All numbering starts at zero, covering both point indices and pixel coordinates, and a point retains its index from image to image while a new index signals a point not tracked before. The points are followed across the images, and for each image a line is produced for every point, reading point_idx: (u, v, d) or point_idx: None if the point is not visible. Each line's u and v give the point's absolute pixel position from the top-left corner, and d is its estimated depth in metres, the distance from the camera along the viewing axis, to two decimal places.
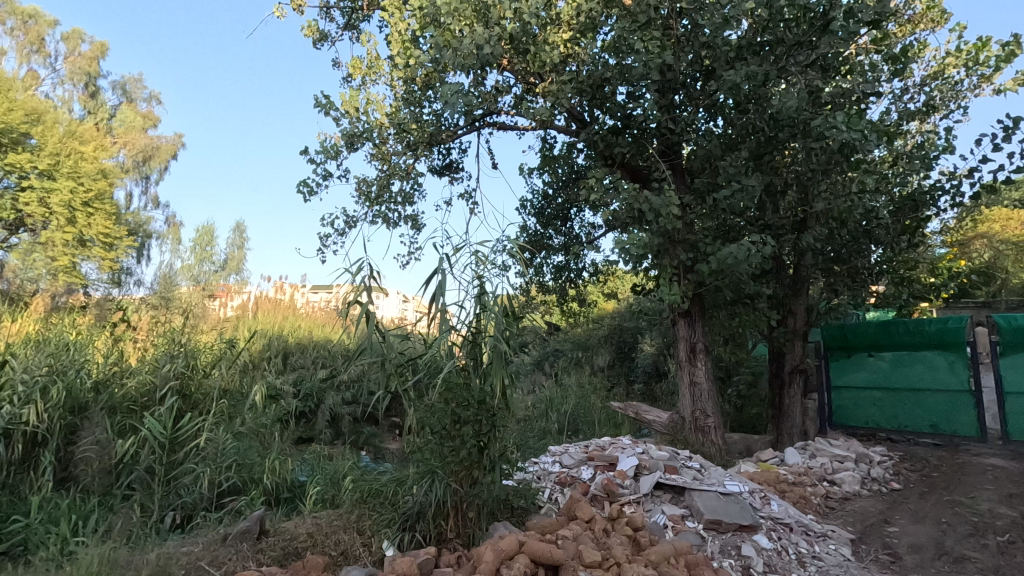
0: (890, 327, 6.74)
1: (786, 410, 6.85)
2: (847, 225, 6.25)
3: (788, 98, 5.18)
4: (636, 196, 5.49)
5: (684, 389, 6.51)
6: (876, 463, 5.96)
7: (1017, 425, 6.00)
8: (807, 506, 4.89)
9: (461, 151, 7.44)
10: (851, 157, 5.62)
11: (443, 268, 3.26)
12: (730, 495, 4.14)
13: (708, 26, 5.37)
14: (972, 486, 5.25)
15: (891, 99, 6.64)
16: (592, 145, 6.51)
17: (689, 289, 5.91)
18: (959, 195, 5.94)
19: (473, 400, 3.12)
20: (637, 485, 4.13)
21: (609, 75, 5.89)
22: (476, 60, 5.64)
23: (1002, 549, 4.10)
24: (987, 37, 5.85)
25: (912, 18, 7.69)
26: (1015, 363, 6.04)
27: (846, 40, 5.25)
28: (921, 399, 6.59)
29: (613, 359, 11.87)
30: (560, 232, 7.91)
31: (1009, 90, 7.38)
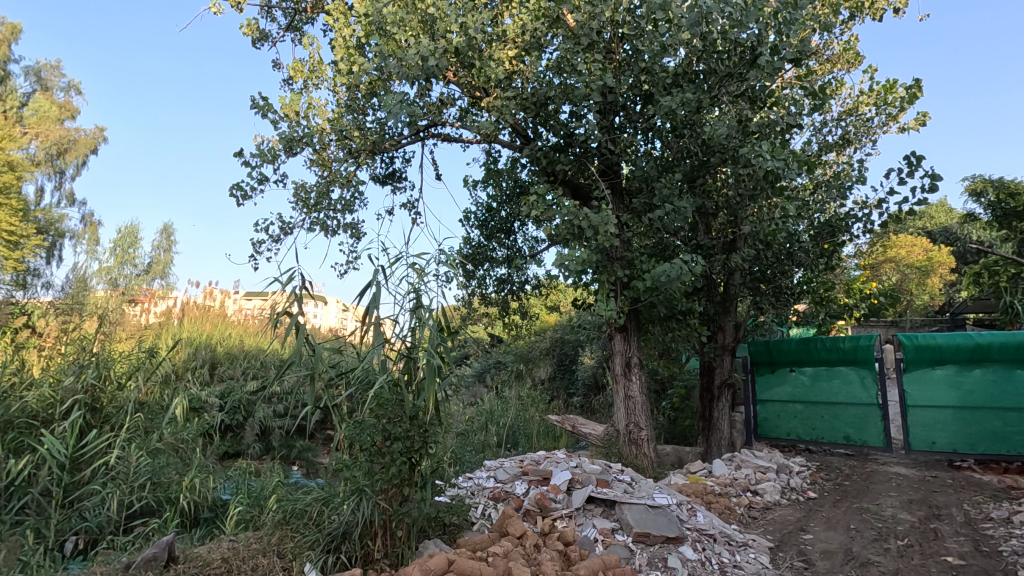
0: (809, 344, 7.04)
1: (715, 422, 7.11)
2: (772, 247, 6.48)
3: (719, 126, 5.36)
4: (577, 211, 5.53)
5: (619, 403, 6.57)
6: (795, 473, 6.18)
7: (918, 436, 6.25)
8: (731, 516, 4.97)
9: (405, 161, 7.26)
10: (775, 184, 5.87)
11: (378, 279, 2.95)
12: (659, 506, 3.70)
13: (648, 53, 5.55)
14: (877, 494, 5.53)
15: (813, 131, 7.11)
16: (535, 162, 6.56)
17: (624, 304, 6.00)
18: (870, 223, 6.38)
19: (405, 416, 2.80)
20: (571, 498, 3.69)
21: (553, 94, 5.92)
22: (420, 71, 5.53)
23: (902, 552, 4.18)
24: (893, 80, 6.36)
25: (830, 58, 8.33)
26: (916, 376, 6.28)
27: (771, 74, 5.52)
28: (837, 412, 6.87)
29: (554, 370, 11.99)
30: (504, 245, 7.85)
31: (911, 129, 8.10)
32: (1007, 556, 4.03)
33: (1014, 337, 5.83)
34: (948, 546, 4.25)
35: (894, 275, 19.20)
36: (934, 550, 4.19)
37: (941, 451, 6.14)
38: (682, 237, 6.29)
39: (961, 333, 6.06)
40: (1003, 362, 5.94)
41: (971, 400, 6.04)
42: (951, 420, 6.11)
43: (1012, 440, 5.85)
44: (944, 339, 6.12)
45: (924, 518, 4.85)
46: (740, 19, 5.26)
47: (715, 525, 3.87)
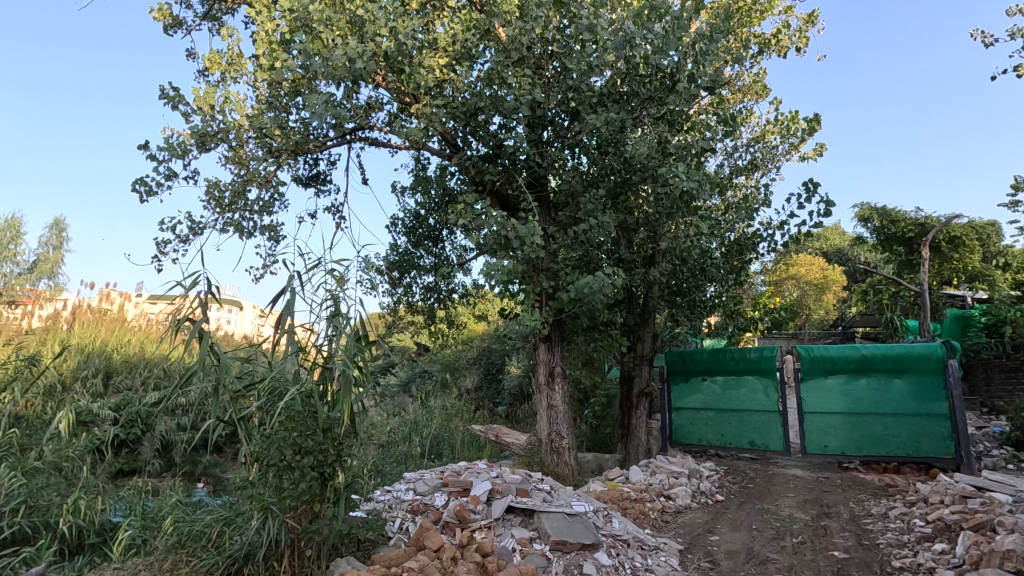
0: (720, 354, 7.47)
1: (633, 430, 7.38)
2: (687, 263, 6.84)
3: (640, 146, 5.62)
4: (505, 222, 5.57)
5: (542, 412, 6.66)
6: (705, 478, 6.50)
7: (813, 440, 6.77)
8: (645, 521, 5.16)
9: (330, 163, 7.03)
10: (690, 204, 6.20)
11: (292, 284, 2.83)
12: (576, 514, 3.77)
13: (575, 71, 5.72)
14: (777, 496, 5.93)
15: (725, 156, 7.61)
16: (464, 171, 6.57)
17: (549, 315, 6.11)
18: (774, 243, 6.88)
19: (318, 429, 2.69)
20: (490, 509, 3.68)
21: (482, 105, 5.98)
22: (347, 72, 5.41)
23: (795, 549, 4.51)
24: (796, 111, 6.94)
25: (741, 89, 8.97)
26: (812, 385, 6.83)
27: (688, 99, 5.85)
28: (743, 418, 7.30)
29: (481, 379, 11.98)
30: (431, 253, 7.77)
31: (811, 158, 8.86)
32: (884, 548, 4.44)
33: (893, 349, 6.46)
34: (835, 542, 4.63)
35: (795, 291, 20.90)
36: (823, 545, 4.56)
37: (832, 454, 6.68)
38: (606, 251, 6.49)
39: (849, 346, 6.65)
40: (883, 371, 6.57)
41: (858, 407, 6.62)
42: (841, 425, 6.68)
43: (892, 443, 6.45)
44: (835, 351, 6.70)
45: (816, 516, 5.26)
46: (661, 45, 5.55)
47: (629, 530, 3.99)
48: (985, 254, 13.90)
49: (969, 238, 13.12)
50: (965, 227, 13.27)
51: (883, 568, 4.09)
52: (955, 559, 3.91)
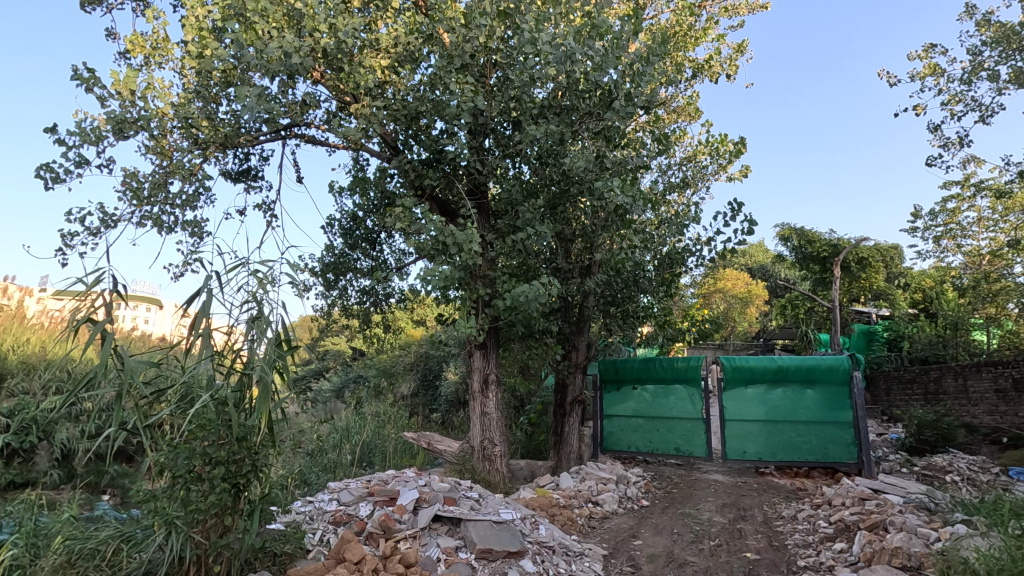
0: (650, 363, 7.75)
1: (565, 436, 7.50)
2: (622, 275, 7.04)
3: (578, 159, 5.75)
4: (443, 228, 5.54)
5: (475, 419, 6.64)
6: (631, 483, 6.69)
7: (733, 446, 7.12)
8: (572, 527, 5.25)
9: (262, 159, 6.76)
10: (624, 218, 6.39)
11: (210, 285, 2.71)
12: (503, 521, 3.76)
13: (518, 82, 5.80)
14: (698, 500, 6.19)
15: (659, 173, 7.94)
16: (403, 174, 6.51)
17: (485, 322, 6.14)
18: (702, 258, 7.22)
19: (231, 437, 2.56)
20: (416, 518, 3.62)
21: (424, 109, 5.93)
22: (282, 66, 5.22)
23: (712, 551, 4.73)
24: (724, 134, 7.35)
25: (676, 109, 9.42)
26: (734, 394, 7.20)
27: (624, 117, 6.09)
28: (670, 426, 7.58)
29: (417, 385, 11.82)
30: (368, 256, 7.60)
31: (737, 178, 9.41)
32: (791, 548, 4.74)
33: (806, 361, 6.93)
34: (748, 544, 4.89)
35: (722, 304, 22.03)
36: (737, 547, 4.80)
37: (750, 459, 7.05)
38: (543, 260, 6.59)
39: (768, 357, 7.07)
40: (797, 381, 7.02)
41: (774, 414, 7.03)
42: (759, 432, 7.07)
43: (803, 449, 6.89)
44: (755, 361, 7.10)
45: (732, 519, 5.53)
46: (600, 63, 5.74)
47: (554, 537, 4.03)
48: (888, 274, 15.17)
49: (874, 260, 14.39)
50: (871, 249, 14.50)
51: (789, 567, 4.35)
52: (851, 556, 4.22)
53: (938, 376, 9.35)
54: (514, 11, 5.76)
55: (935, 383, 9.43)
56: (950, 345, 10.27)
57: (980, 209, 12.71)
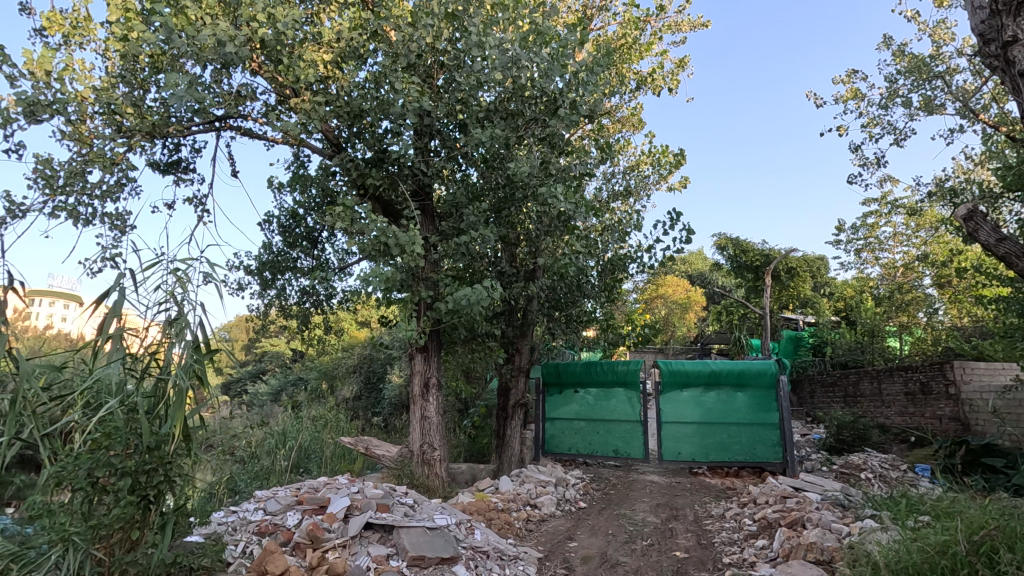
0: (591, 367, 7.88)
1: (507, 440, 7.50)
2: (565, 280, 7.13)
3: (522, 164, 5.79)
4: (386, 228, 5.42)
5: (415, 423, 6.54)
6: (570, 486, 6.78)
7: (668, 447, 7.35)
8: (509, 530, 5.26)
9: (194, 150, 6.42)
10: (568, 223, 6.47)
11: (122, 283, 2.54)
12: (437, 527, 3.71)
13: (465, 85, 5.78)
14: (633, 501, 6.35)
15: (603, 181, 8.13)
16: (345, 172, 6.35)
17: (427, 325, 6.06)
18: (643, 264, 7.41)
19: (141, 445, 2.41)
20: (347, 526, 3.53)
21: (368, 107, 5.80)
22: (216, 55, 4.98)
23: (644, 551, 4.87)
24: (665, 146, 7.60)
25: (621, 119, 9.68)
26: (670, 397, 7.43)
27: (569, 124, 6.17)
28: (610, 428, 7.73)
29: (360, 388, 11.55)
30: (308, 255, 7.36)
31: (677, 188, 9.76)
32: (718, 546, 4.93)
33: (738, 365, 7.25)
34: (678, 543, 5.05)
35: (663, 309, 22.79)
36: (667, 547, 4.95)
37: (684, 460, 7.29)
38: (488, 263, 6.56)
39: (702, 361, 7.35)
40: (729, 385, 7.32)
41: (708, 417, 7.31)
42: (693, 434, 7.33)
43: (733, 449, 7.19)
44: (690, 366, 7.36)
45: (664, 519, 5.70)
46: (546, 69, 5.82)
47: (490, 541, 4.02)
48: (815, 283, 16.12)
49: (802, 270, 15.29)
50: (799, 260, 15.38)
51: (714, 565, 4.52)
52: (772, 552, 4.43)
53: (856, 379, 9.96)
54: (461, 14, 5.75)
55: (853, 386, 10.04)
56: (868, 351, 11.00)
57: (895, 225, 13.72)
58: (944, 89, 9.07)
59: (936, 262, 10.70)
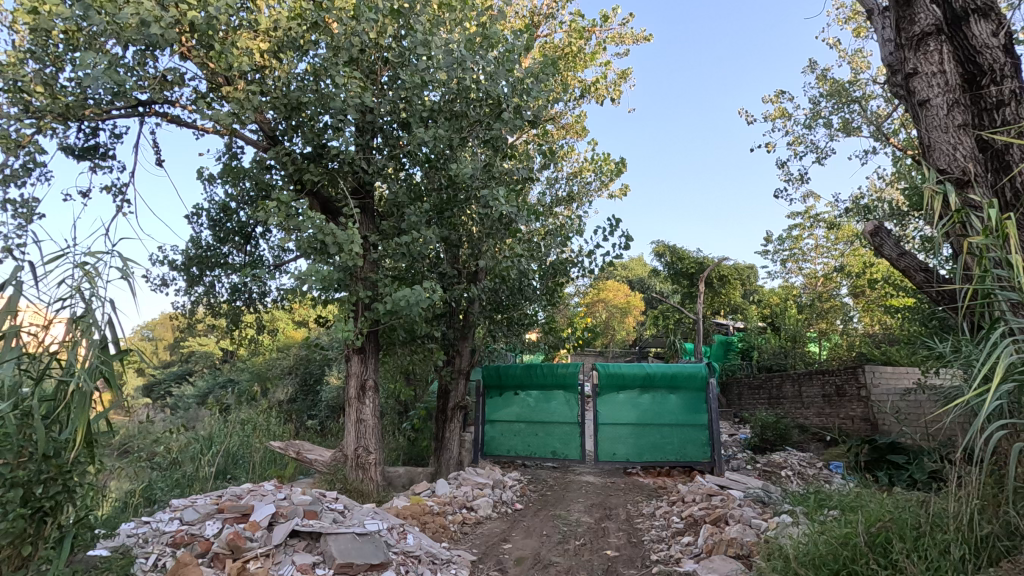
0: (531, 369, 7.95)
1: (445, 442, 7.43)
2: (507, 284, 7.17)
3: (466, 166, 5.77)
4: (323, 226, 5.26)
5: (350, 426, 6.36)
6: (507, 488, 6.80)
7: (604, 448, 7.53)
8: (443, 534, 5.22)
9: (114, 135, 6.00)
10: (510, 227, 6.49)
11: (20, 276, 2.34)
12: (367, 533, 3.62)
13: (409, 83, 5.71)
14: (568, 502, 6.46)
15: (546, 185, 8.24)
16: (281, 166, 6.12)
17: (364, 325, 5.93)
18: (583, 269, 7.55)
19: (35, 452, 2.22)
20: (270, 534, 3.40)
21: (307, 99, 5.62)
22: (140, 36, 4.68)
23: (576, 551, 4.96)
24: (607, 154, 7.79)
25: (565, 126, 9.86)
26: (607, 399, 7.61)
27: (513, 128, 6.20)
28: (549, 430, 7.82)
29: (295, 391, 11.15)
30: (241, 251, 7.04)
31: (618, 196, 10.04)
32: (646, 544, 5.10)
33: (671, 368, 7.51)
34: (610, 542, 5.18)
35: (604, 312, 23.34)
36: (599, 546, 5.06)
37: (619, 460, 7.48)
38: (429, 264, 6.49)
39: (638, 364, 7.55)
40: (663, 387, 7.57)
41: (643, 418, 7.53)
42: (628, 435, 7.53)
43: (666, 449, 7.45)
44: (627, 368, 7.56)
45: (597, 519, 5.83)
46: (491, 73, 5.86)
47: (422, 545, 3.95)
48: (744, 291, 16.97)
49: (733, 278, 16.07)
50: (730, 268, 16.16)
51: (643, 562, 4.66)
52: (696, 548, 4.60)
53: (779, 382, 10.54)
54: (407, 11, 5.69)
55: (776, 388, 10.63)
56: (790, 355, 11.63)
57: (816, 237, 14.66)
58: (860, 113, 9.79)
59: (851, 273, 11.51)
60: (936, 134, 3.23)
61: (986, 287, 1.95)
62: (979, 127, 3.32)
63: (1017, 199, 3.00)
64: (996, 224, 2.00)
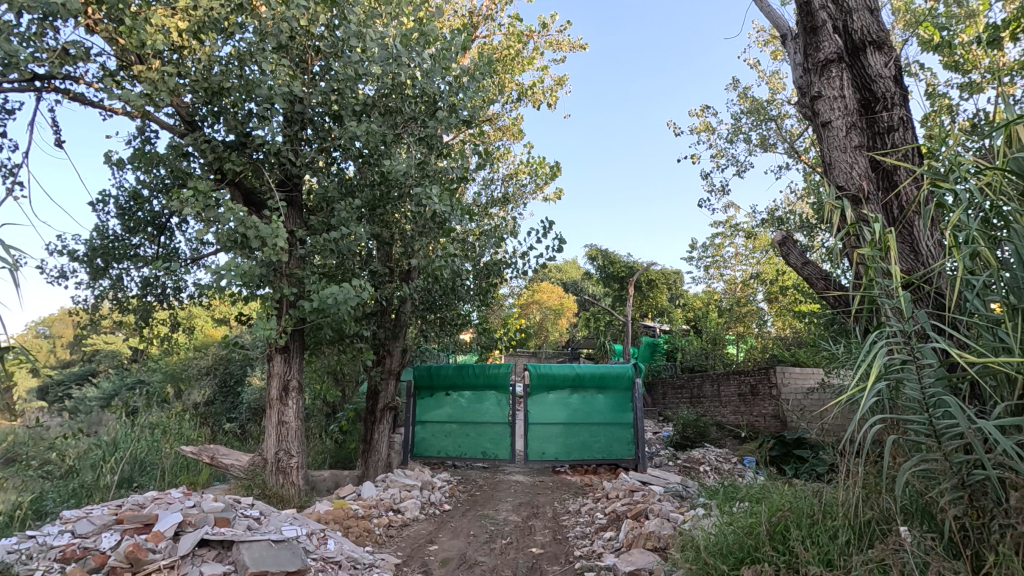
0: (463, 370, 7.91)
1: (374, 444, 7.25)
2: (440, 285, 7.11)
3: (399, 164, 5.67)
4: (245, 218, 4.99)
5: (271, 429, 6.08)
6: (436, 489, 6.73)
7: (534, 448, 7.63)
8: (367, 538, 5.09)
9: (5, 111, 5.44)
10: (444, 226, 6.43)
11: None
12: (284, 539, 3.46)
13: (341, 75, 5.54)
14: (497, 501, 6.49)
15: (482, 186, 8.25)
16: (200, 153, 5.75)
17: (289, 324, 5.70)
18: (517, 270, 7.60)
19: None
20: (175, 545, 3.20)
21: (229, 85, 5.31)
22: (36, 3, 4.27)
23: (501, 550, 4.99)
24: (543, 157, 7.89)
25: (502, 128, 9.91)
26: (537, 399, 7.71)
27: (449, 127, 6.15)
28: (480, 430, 7.83)
29: (213, 392, 10.53)
30: (153, 243, 6.57)
31: (552, 199, 10.21)
32: (571, 540, 5.21)
33: (599, 369, 7.69)
34: (535, 539, 5.25)
35: (538, 314, 23.63)
36: (525, 544, 5.12)
37: (548, 459, 7.60)
38: (360, 263, 6.32)
39: (568, 365, 7.69)
40: (592, 387, 7.76)
41: (571, 417, 7.68)
42: (558, 434, 7.67)
43: (593, 448, 7.63)
44: (557, 369, 7.68)
45: (525, 517, 5.89)
46: (427, 70, 5.80)
47: (343, 551, 3.83)
48: (671, 295, 17.71)
49: (660, 282, 16.75)
50: (658, 273, 16.83)
51: (566, 558, 4.75)
52: (617, 542, 4.75)
53: (700, 382, 11.08)
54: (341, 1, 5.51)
55: (698, 388, 11.17)
56: (711, 357, 12.27)
57: (736, 246, 15.54)
58: (776, 130, 10.49)
59: (766, 280, 12.29)
60: (837, 153, 3.52)
61: (874, 295, 2.13)
62: (872, 149, 3.56)
63: (902, 216, 3.28)
64: (879, 237, 2.21)
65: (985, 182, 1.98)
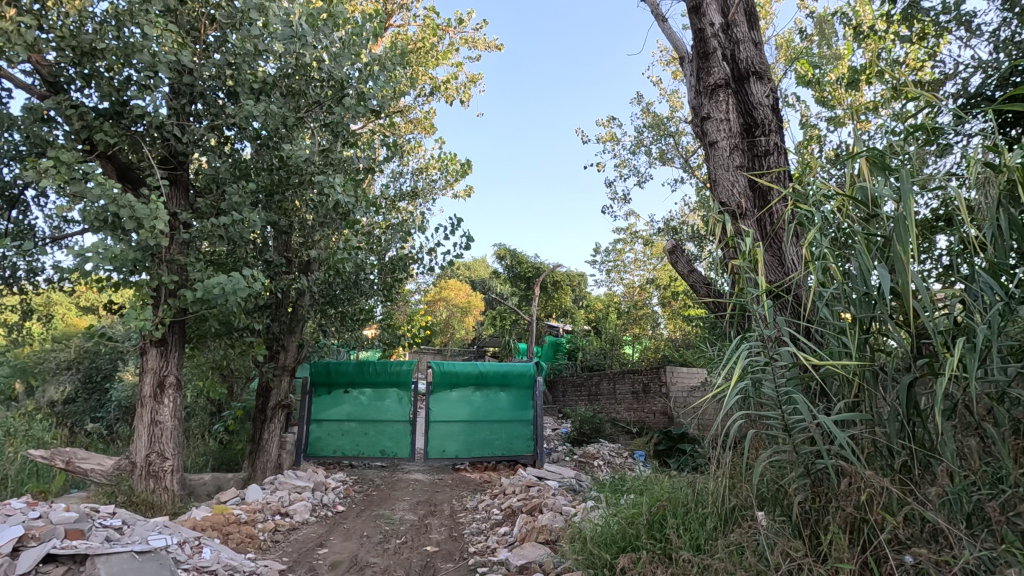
0: (364, 366, 7.67)
1: (263, 445, 6.82)
2: (342, 278, 6.84)
3: (300, 149, 5.37)
4: (118, 196, 4.50)
5: (141, 429, 5.53)
6: (330, 490, 6.47)
7: (435, 446, 7.56)
8: (249, 544, 4.78)
9: None
10: (348, 217, 6.19)
11: None
12: (150, 551, 3.16)
13: (238, 50, 5.15)
14: (393, 501, 6.36)
15: (390, 179, 8.05)
16: (66, 120, 5.10)
17: (168, 314, 5.22)
18: (424, 266, 7.51)
19: None
20: (13, 563, 2.86)
21: (104, 46, 4.76)
22: None
23: (395, 550, 4.90)
24: (454, 153, 7.86)
25: (413, 121, 9.73)
26: (439, 397, 7.66)
27: (357, 115, 5.91)
28: (380, 428, 7.63)
29: (74, 389, 9.38)
30: (2, 217, 5.73)
31: (461, 197, 10.21)
32: (466, 537, 5.23)
33: (502, 367, 7.80)
34: (430, 538, 5.21)
35: (444, 311, 23.45)
36: (419, 543, 5.07)
37: (448, 457, 7.57)
38: (254, 251, 5.93)
39: (471, 363, 7.71)
40: (494, 384, 7.83)
41: (473, 415, 7.71)
42: (459, 432, 7.67)
43: (493, 445, 7.71)
44: (460, 366, 7.66)
45: (422, 516, 5.83)
46: (335, 54, 5.53)
47: (220, 559, 3.57)
48: (575, 296, 18.33)
49: (564, 283, 17.31)
50: (563, 274, 17.36)
51: (460, 555, 4.77)
52: (511, 537, 4.83)
53: (597, 380, 11.57)
54: None
55: (595, 385, 11.64)
56: (608, 356, 12.86)
57: (635, 252, 16.42)
58: (673, 146, 11.20)
59: (661, 285, 13.07)
60: (721, 171, 3.82)
61: (745, 302, 2.34)
62: (750, 170, 3.85)
63: (773, 231, 3.62)
64: (749, 251, 2.46)
65: (836, 207, 2.26)
